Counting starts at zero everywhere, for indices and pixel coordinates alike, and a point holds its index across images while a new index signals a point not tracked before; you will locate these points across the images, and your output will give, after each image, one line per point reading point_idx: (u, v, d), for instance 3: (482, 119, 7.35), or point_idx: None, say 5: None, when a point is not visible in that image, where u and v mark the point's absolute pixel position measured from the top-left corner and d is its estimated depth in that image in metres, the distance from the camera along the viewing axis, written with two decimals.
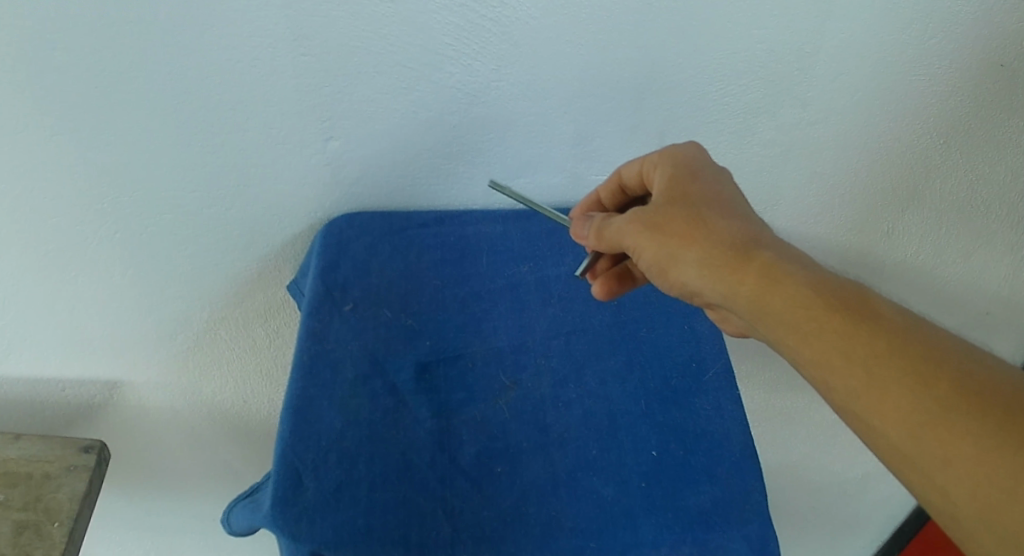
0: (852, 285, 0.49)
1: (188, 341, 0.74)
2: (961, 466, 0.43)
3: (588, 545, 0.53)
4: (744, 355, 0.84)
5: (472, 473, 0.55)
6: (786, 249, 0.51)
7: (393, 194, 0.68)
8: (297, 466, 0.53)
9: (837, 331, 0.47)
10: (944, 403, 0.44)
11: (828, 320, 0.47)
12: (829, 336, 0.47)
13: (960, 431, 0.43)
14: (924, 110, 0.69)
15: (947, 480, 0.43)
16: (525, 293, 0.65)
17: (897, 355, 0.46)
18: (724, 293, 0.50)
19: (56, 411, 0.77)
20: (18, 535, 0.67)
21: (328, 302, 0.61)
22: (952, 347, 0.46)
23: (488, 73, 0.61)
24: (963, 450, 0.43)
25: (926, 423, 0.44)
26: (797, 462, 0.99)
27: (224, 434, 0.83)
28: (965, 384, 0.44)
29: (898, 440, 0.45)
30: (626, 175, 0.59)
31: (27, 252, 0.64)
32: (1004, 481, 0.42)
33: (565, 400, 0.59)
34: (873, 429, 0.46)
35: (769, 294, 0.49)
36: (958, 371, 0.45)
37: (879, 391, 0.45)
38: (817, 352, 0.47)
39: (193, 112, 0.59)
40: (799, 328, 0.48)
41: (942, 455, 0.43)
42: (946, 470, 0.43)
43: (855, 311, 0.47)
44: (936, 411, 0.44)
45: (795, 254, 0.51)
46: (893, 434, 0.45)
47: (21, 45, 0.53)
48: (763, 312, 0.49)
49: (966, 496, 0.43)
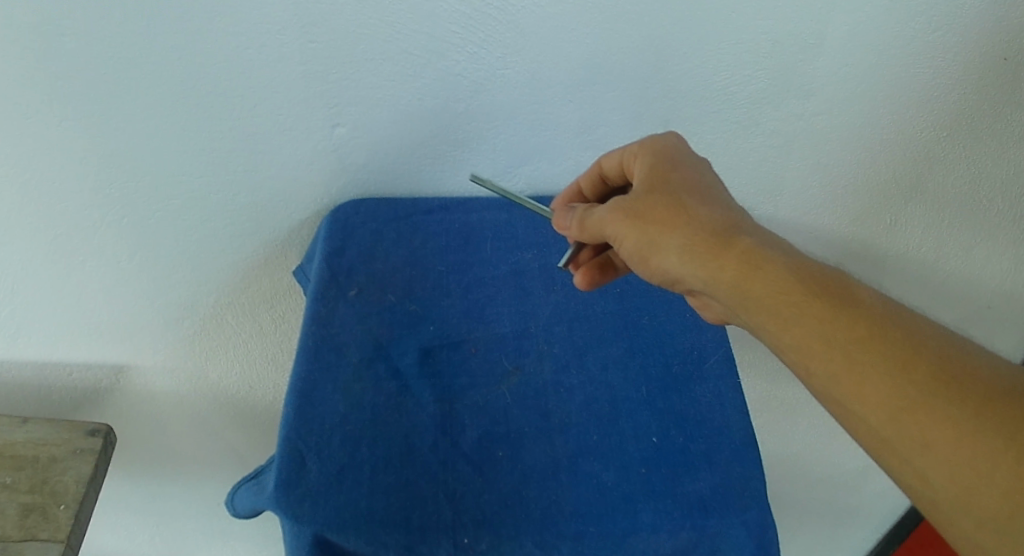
0: (832, 271, 0.49)
1: (194, 326, 0.75)
2: (941, 450, 0.43)
3: (588, 530, 0.53)
4: (746, 345, 0.85)
5: (474, 457, 0.55)
6: (766, 236, 0.51)
7: (399, 181, 0.69)
8: (301, 449, 0.53)
9: (818, 316, 0.47)
10: (924, 386, 0.44)
11: (808, 305, 0.48)
12: (810, 322, 0.47)
13: (939, 415, 0.44)
14: (928, 101, 0.69)
15: (929, 464, 0.44)
16: (529, 280, 0.65)
17: (877, 341, 0.46)
18: (706, 280, 0.50)
19: (63, 395, 0.78)
20: (24, 517, 0.68)
21: (333, 287, 0.62)
22: (930, 332, 0.47)
23: (493, 61, 0.62)
24: (942, 433, 0.43)
25: (907, 407, 0.44)
26: (798, 453, 0.99)
27: (229, 419, 0.84)
28: (943, 368, 0.45)
29: (879, 425, 0.45)
30: (605, 165, 0.59)
31: (36, 236, 0.65)
32: (983, 463, 0.43)
33: (567, 386, 0.60)
34: (854, 414, 0.46)
35: (750, 281, 0.49)
36: (936, 355, 0.45)
37: (859, 376, 0.46)
38: (798, 338, 0.48)
39: (201, 98, 0.60)
40: (780, 314, 0.48)
41: (924, 438, 0.44)
42: (927, 453, 0.44)
43: (834, 296, 0.48)
44: (916, 395, 0.44)
45: (775, 241, 0.51)
46: (873, 420, 0.45)
47: (32, 30, 0.54)
48: (745, 299, 0.49)
49: (947, 480, 0.43)
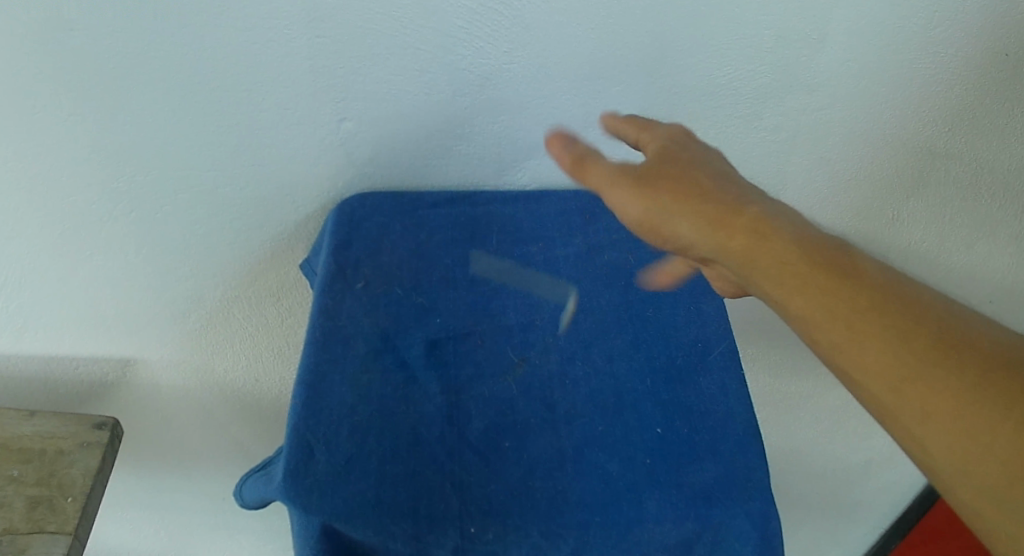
0: (837, 242, 0.50)
1: (201, 320, 0.75)
2: (942, 420, 0.44)
3: (592, 520, 0.53)
4: (749, 338, 0.86)
5: (480, 447, 0.56)
6: (773, 206, 0.51)
7: (405, 174, 0.69)
8: (309, 440, 0.53)
9: (822, 286, 0.48)
10: (925, 358, 0.45)
11: (812, 276, 0.48)
12: (814, 292, 0.48)
13: (940, 386, 0.44)
14: (930, 97, 0.70)
15: (929, 435, 0.44)
16: (534, 272, 0.66)
17: (879, 312, 0.46)
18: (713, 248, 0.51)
19: (70, 389, 0.78)
20: (32, 510, 0.68)
21: (340, 280, 0.62)
22: (933, 304, 0.47)
23: (499, 56, 0.62)
24: (943, 404, 0.44)
25: (908, 378, 0.45)
26: (800, 447, 1.00)
27: (236, 413, 0.85)
28: (944, 342, 0.45)
29: (881, 395, 0.46)
30: (608, 132, 0.59)
31: (45, 230, 0.66)
32: (982, 434, 0.43)
33: (572, 378, 0.60)
34: (856, 384, 0.47)
35: (757, 250, 0.49)
36: (938, 327, 0.46)
37: (862, 346, 0.46)
38: (801, 308, 0.48)
39: (209, 92, 0.60)
40: (784, 284, 0.49)
41: (924, 408, 0.44)
42: (928, 424, 0.44)
43: (837, 268, 0.48)
44: (918, 365, 0.45)
45: (782, 211, 0.51)
46: (876, 389, 0.46)
47: (42, 25, 0.54)
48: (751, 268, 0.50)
49: (947, 450, 0.44)
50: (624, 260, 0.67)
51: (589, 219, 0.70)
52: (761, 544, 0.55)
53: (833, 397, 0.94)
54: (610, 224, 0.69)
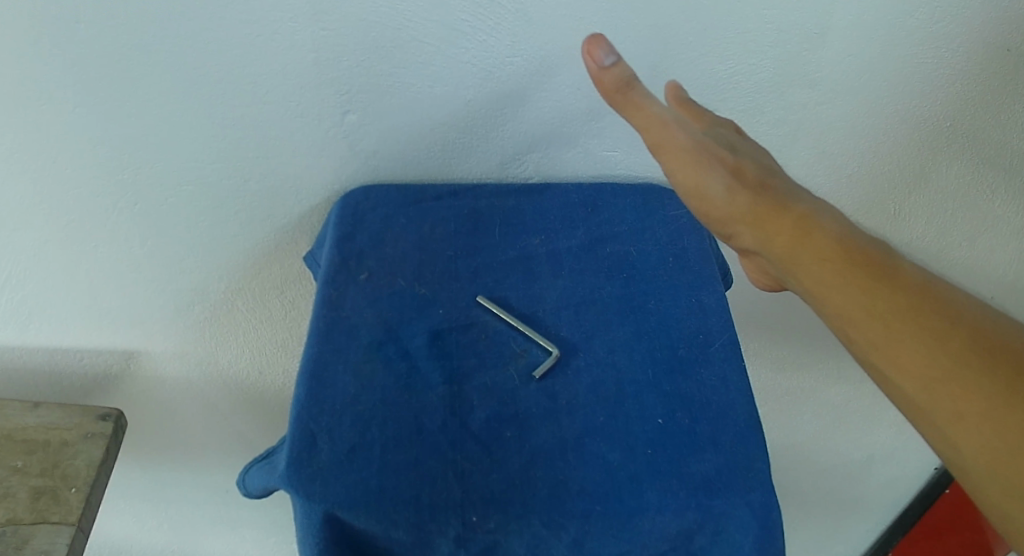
0: (878, 246, 0.51)
1: (204, 312, 0.76)
2: (972, 421, 0.44)
3: (593, 508, 0.53)
4: (749, 330, 0.86)
5: (482, 437, 0.56)
6: (819, 205, 0.53)
7: (409, 166, 0.70)
8: (312, 428, 0.54)
9: (862, 284, 0.48)
10: (959, 357, 0.45)
11: (852, 275, 0.49)
12: (853, 289, 0.48)
13: (971, 386, 0.44)
14: (931, 91, 0.70)
15: (961, 435, 0.44)
16: (536, 264, 0.66)
17: (915, 312, 0.47)
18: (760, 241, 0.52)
19: (75, 380, 0.79)
20: (36, 500, 0.68)
21: (343, 271, 0.63)
22: (968, 307, 0.48)
23: (502, 49, 0.63)
24: (974, 403, 0.44)
25: (942, 376, 0.45)
26: (801, 442, 1.00)
27: (239, 406, 0.85)
28: (979, 343, 0.46)
29: (915, 394, 0.46)
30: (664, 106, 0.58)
31: (51, 221, 0.67)
32: (1013, 437, 0.43)
33: (574, 368, 0.60)
34: (892, 382, 0.47)
35: (801, 246, 0.51)
36: (973, 329, 0.46)
37: (899, 343, 0.47)
38: (840, 305, 0.49)
39: (213, 85, 0.61)
40: (824, 281, 0.49)
41: (957, 408, 0.44)
42: (959, 425, 0.44)
43: (876, 268, 0.49)
44: (952, 364, 0.45)
45: (827, 211, 0.53)
46: (910, 389, 0.46)
47: (48, 18, 0.55)
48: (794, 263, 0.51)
49: (977, 450, 0.44)
50: (627, 251, 0.67)
51: (591, 212, 0.70)
52: (762, 534, 0.54)
53: (834, 392, 0.94)
54: (613, 216, 0.69)
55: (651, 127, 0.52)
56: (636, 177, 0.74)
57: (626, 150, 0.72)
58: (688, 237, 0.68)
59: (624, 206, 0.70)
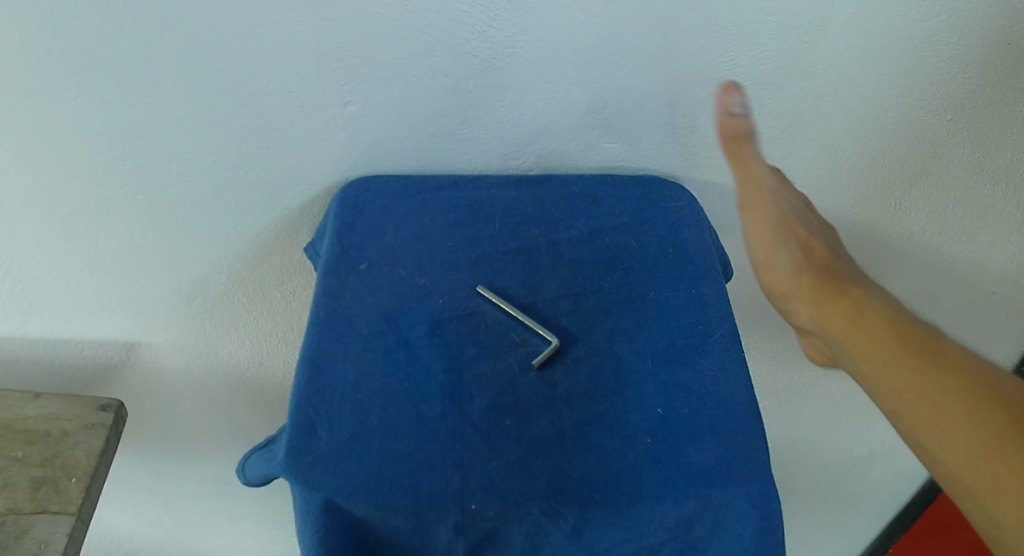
0: (932, 331, 0.55)
1: (205, 303, 0.76)
2: (1010, 494, 0.47)
3: (593, 496, 0.53)
4: (746, 314, 0.87)
5: (481, 426, 0.55)
6: (878, 289, 0.58)
7: (410, 158, 0.70)
8: (312, 417, 0.54)
9: (910, 363, 0.52)
10: (1003, 438, 0.48)
11: (902, 354, 0.53)
12: (901, 368, 0.52)
13: (1011, 462, 0.47)
14: (932, 84, 0.70)
15: (999, 507, 0.47)
16: (536, 254, 0.66)
17: (961, 391, 0.50)
18: (821, 320, 0.57)
19: (77, 371, 0.79)
20: (37, 490, 0.69)
21: (344, 262, 0.63)
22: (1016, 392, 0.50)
23: (503, 40, 0.63)
24: (1011, 478, 0.47)
25: (982, 452, 0.48)
26: (799, 435, 1.01)
27: (239, 397, 0.85)
28: (1020, 423, 0.49)
29: (958, 470, 0.49)
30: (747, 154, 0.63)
31: (53, 211, 0.67)
32: None
33: (573, 357, 0.60)
34: (936, 458, 0.50)
35: (856, 327, 0.55)
36: (1017, 410, 0.49)
37: (943, 422, 0.50)
38: (888, 383, 0.52)
39: (215, 75, 0.61)
40: (876, 360, 0.53)
41: (996, 484, 0.47)
42: (998, 498, 0.47)
43: (927, 349, 0.53)
44: (993, 441, 0.48)
45: (885, 296, 0.58)
46: (953, 463, 0.49)
47: (50, 6, 0.55)
48: (849, 344, 0.55)
49: (1013, 520, 0.46)
50: (627, 242, 0.67)
51: (592, 203, 0.70)
52: (761, 524, 0.53)
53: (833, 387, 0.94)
54: (613, 208, 0.70)
55: (751, 179, 0.60)
56: (637, 169, 0.74)
57: (626, 142, 0.72)
58: (688, 228, 0.68)
59: (624, 198, 0.70)
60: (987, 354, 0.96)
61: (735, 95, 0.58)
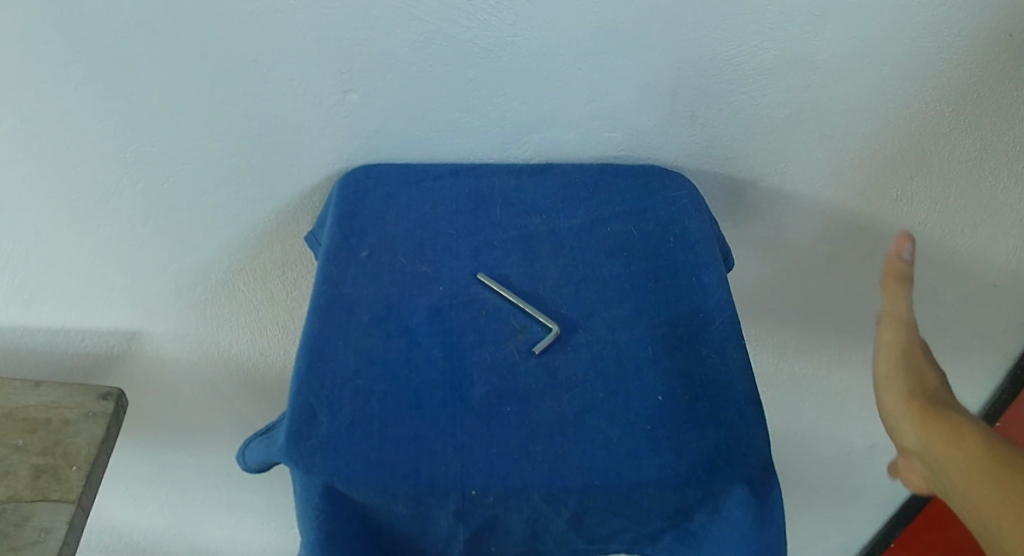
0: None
1: (206, 292, 0.77)
2: None
3: (593, 484, 0.52)
4: (744, 296, 0.89)
5: (481, 412, 0.55)
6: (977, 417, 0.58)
7: (411, 146, 0.70)
8: (312, 402, 0.54)
9: (1001, 481, 0.53)
10: None
11: (1002, 476, 0.53)
12: (994, 489, 0.53)
13: None
14: (933, 74, 0.70)
15: None
16: (536, 242, 0.66)
17: None
18: (923, 442, 0.57)
19: (78, 360, 0.80)
20: (38, 478, 0.69)
21: (344, 249, 0.63)
22: None
23: (503, 28, 0.63)
24: None
25: None
26: (795, 424, 1.03)
27: (240, 387, 0.86)
28: None
29: None
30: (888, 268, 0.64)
31: (54, 199, 0.67)
32: None
33: (574, 344, 0.59)
34: None
35: (954, 446, 0.55)
36: None
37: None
38: (979, 498, 0.53)
39: (216, 63, 0.61)
40: (972, 479, 0.54)
41: None
42: None
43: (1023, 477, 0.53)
44: None
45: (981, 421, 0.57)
46: None
47: None
48: (947, 461, 0.56)
49: None
50: (628, 230, 0.67)
51: (593, 192, 0.70)
52: (762, 512, 0.53)
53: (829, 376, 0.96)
54: (614, 197, 0.70)
55: (898, 301, 0.62)
56: (638, 158, 0.74)
57: (627, 131, 0.72)
58: (689, 217, 0.68)
59: (625, 186, 0.70)
60: (990, 348, 0.96)
61: (907, 245, 0.63)
